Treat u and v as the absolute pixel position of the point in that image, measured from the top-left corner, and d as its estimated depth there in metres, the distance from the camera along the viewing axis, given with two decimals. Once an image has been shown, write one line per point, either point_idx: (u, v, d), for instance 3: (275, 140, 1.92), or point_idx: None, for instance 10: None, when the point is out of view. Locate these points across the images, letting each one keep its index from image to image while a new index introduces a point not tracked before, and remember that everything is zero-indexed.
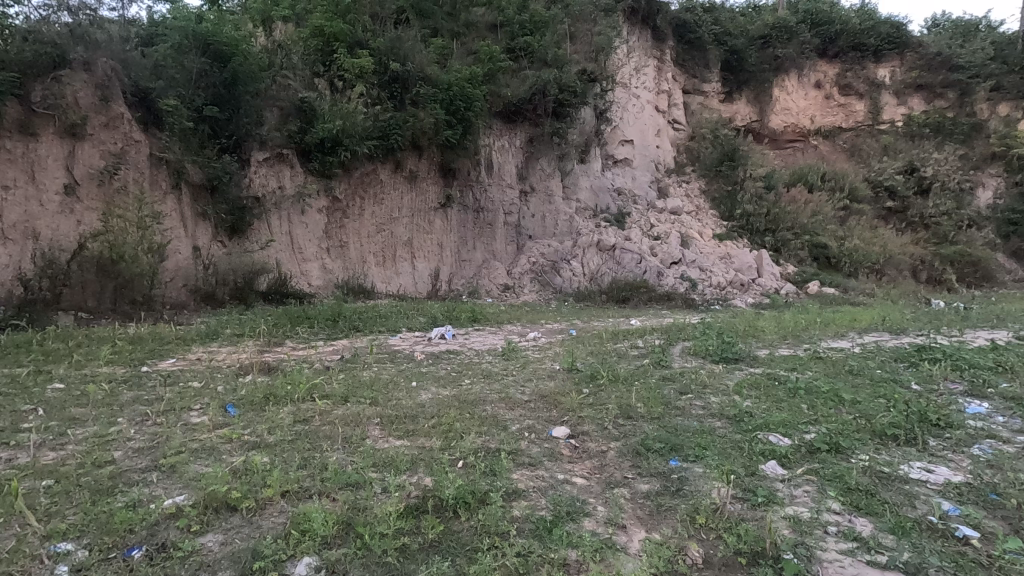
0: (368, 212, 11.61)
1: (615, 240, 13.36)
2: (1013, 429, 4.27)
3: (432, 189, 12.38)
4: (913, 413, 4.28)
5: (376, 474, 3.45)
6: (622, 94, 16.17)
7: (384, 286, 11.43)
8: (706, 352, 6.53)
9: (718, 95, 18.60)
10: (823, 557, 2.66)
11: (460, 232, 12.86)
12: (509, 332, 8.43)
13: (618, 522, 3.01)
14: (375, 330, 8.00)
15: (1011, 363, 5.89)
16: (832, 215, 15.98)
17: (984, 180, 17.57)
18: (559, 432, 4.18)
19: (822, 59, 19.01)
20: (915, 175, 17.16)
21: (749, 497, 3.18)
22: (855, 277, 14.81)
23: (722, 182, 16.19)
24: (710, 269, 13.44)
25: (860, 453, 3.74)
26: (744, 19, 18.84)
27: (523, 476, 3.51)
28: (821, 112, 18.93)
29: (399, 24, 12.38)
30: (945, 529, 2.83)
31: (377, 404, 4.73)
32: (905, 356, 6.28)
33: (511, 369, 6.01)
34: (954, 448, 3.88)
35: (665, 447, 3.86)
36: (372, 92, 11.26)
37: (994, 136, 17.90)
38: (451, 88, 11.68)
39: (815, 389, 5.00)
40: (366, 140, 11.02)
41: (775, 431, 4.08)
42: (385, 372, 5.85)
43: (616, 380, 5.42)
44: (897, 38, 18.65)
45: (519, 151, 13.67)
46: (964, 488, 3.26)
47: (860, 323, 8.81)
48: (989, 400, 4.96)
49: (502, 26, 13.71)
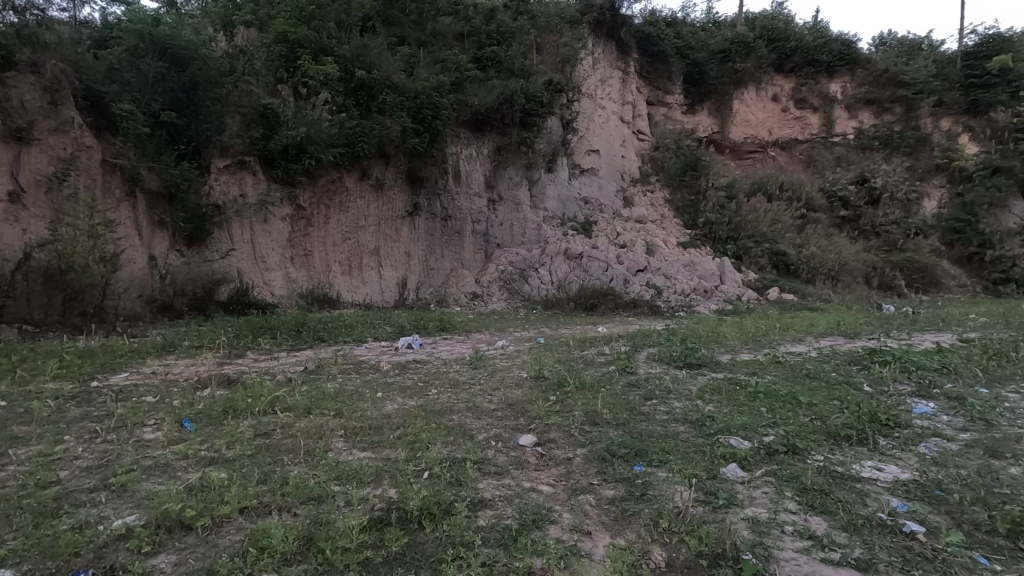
0: (333, 221, 11.48)
1: (582, 248, 13.50)
2: (956, 428, 4.47)
3: (399, 197, 12.29)
4: (865, 414, 4.45)
5: (340, 487, 3.39)
6: (589, 104, 16.42)
7: (350, 295, 11.28)
8: (671, 358, 6.66)
9: (681, 107, 19.11)
10: (780, 556, 2.73)
11: (428, 241, 12.80)
12: (477, 340, 8.41)
13: (582, 529, 3.03)
14: (340, 340, 7.86)
15: (955, 364, 6.19)
16: (790, 223, 16.51)
17: (930, 190, 18.43)
18: (526, 439, 4.18)
19: (778, 74, 19.72)
20: (866, 185, 17.94)
21: (710, 500, 3.25)
22: (812, 283, 15.31)
23: (686, 192, 16.79)
24: (675, 276, 13.68)
25: (815, 453, 3.87)
26: (705, 33, 19.42)
27: (489, 485, 3.50)
28: (778, 124, 19.62)
29: (365, 32, 12.33)
30: (893, 524, 2.94)
31: (341, 416, 4.65)
32: (857, 359, 6.54)
33: (478, 378, 5.99)
34: (902, 447, 4.04)
35: (630, 452, 3.92)
36: (337, 99, 11.19)
37: (938, 148, 18.80)
38: (418, 97, 11.67)
39: (774, 393, 5.15)
40: (331, 147, 10.88)
41: (736, 435, 4.18)
42: (350, 383, 5.74)
43: (582, 387, 5.47)
44: (849, 55, 19.44)
45: (486, 159, 13.69)
46: (910, 485, 3.39)
47: (816, 328, 9.12)
48: (934, 400, 5.19)
49: (469, 36, 13.80)
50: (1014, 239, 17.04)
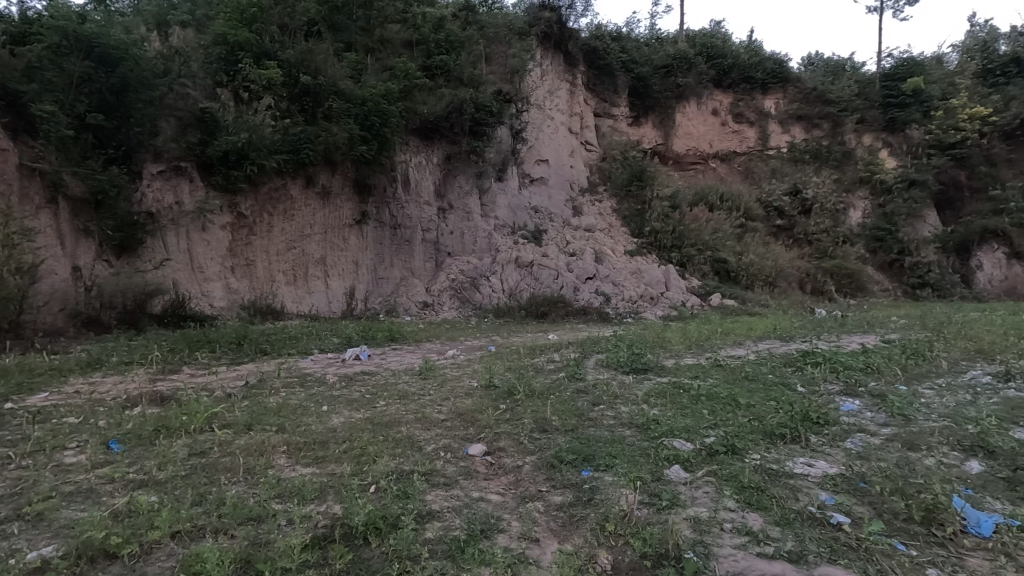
0: (276, 230, 11.16)
1: (532, 256, 13.61)
2: (880, 423, 4.78)
3: (346, 206, 12.07)
4: (798, 413, 4.69)
5: (281, 506, 3.27)
6: (537, 114, 16.67)
7: (294, 306, 10.97)
8: (618, 363, 6.84)
9: (626, 119, 19.71)
10: (719, 553, 2.83)
11: (377, 250, 12.59)
12: (427, 350, 8.34)
13: (531, 536, 3.05)
14: (284, 352, 7.60)
15: (878, 364, 6.63)
16: (730, 231, 17.23)
17: (855, 202, 19.48)
18: (475, 449, 4.17)
19: (718, 89, 20.62)
20: (799, 196, 18.97)
21: (655, 501, 3.35)
22: (752, 289, 15.98)
23: (632, 202, 17.29)
24: (623, 283, 13.97)
25: (752, 452, 4.05)
26: (648, 49, 20.17)
27: (438, 497, 3.47)
28: (718, 137, 20.52)
29: (310, 37, 12.07)
30: (822, 517, 3.10)
31: (284, 432, 4.49)
32: (791, 361, 6.90)
33: (428, 389, 5.92)
34: (831, 443, 4.29)
35: (577, 458, 3.97)
36: (281, 105, 10.88)
37: (862, 162, 20.08)
38: (366, 104, 11.48)
39: (715, 395, 5.36)
40: (274, 154, 10.57)
41: (679, 437, 4.32)
42: (294, 397, 5.56)
43: (533, 395, 5.50)
44: (781, 73, 20.56)
45: (436, 168, 13.64)
46: (838, 479, 3.60)
47: (755, 332, 9.57)
48: (860, 398, 5.53)
49: (417, 44, 13.77)
50: (929, 247, 18.42)
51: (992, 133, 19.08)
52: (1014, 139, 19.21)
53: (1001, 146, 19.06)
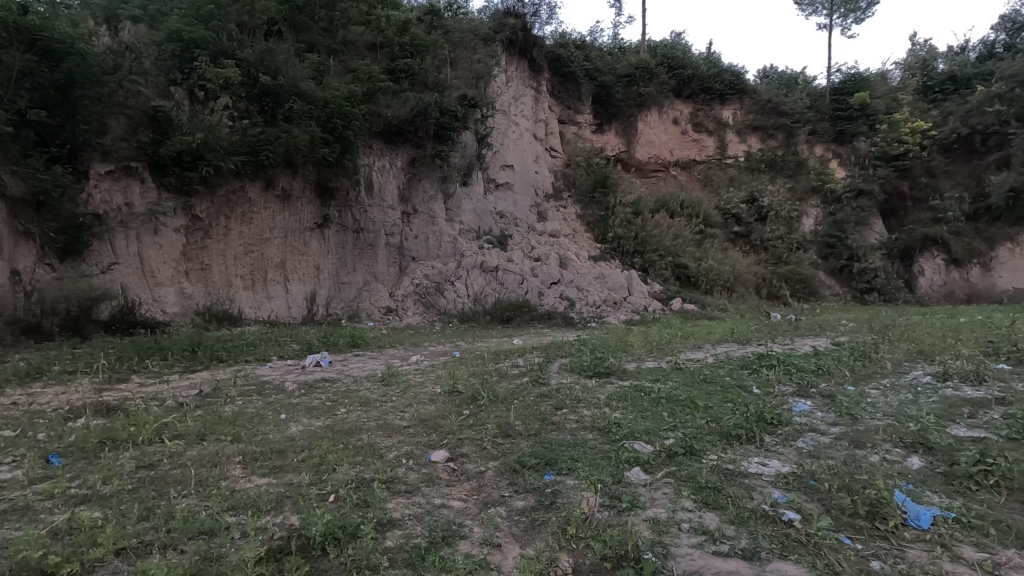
0: (233, 233, 10.85)
1: (497, 261, 13.62)
2: (829, 423, 4.98)
3: (307, 209, 11.85)
4: (753, 414, 4.83)
5: (235, 518, 3.17)
6: (502, 120, 16.72)
7: (252, 311, 10.69)
8: (582, 367, 6.91)
9: (590, 126, 20.01)
10: (677, 553, 2.89)
11: (339, 254, 12.38)
12: (391, 356, 8.25)
13: (492, 541, 3.04)
14: (241, 359, 7.38)
15: (828, 365, 6.91)
16: (690, 237, 17.66)
17: (808, 210, 20.28)
18: (438, 455, 4.14)
19: (678, 99, 21.15)
20: (755, 204, 19.62)
21: (615, 503, 3.39)
22: (711, 293, 16.40)
23: (596, 208, 17.50)
24: (587, 288, 14.12)
25: (710, 453, 4.15)
26: (611, 58, 20.57)
27: (399, 504, 3.42)
28: (678, 145, 21.05)
29: (271, 37, 11.83)
30: (774, 514, 3.21)
31: (239, 442, 4.34)
32: (748, 363, 7.12)
33: (391, 395, 5.84)
34: (784, 442, 4.45)
35: (540, 462, 3.99)
36: (239, 105, 10.57)
37: (814, 172, 20.90)
38: (328, 106, 11.26)
39: (674, 398, 5.48)
40: (232, 155, 10.26)
41: (639, 440, 4.39)
42: (250, 405, 5.39)
43: (496, 400, 5.50)
44: (738, 84, 21.23)
45: (400, 172, 13.52)
46: (790, 477, 3.73)
47: (713, 336, 9.84)
48: (811, 398, 5.75)
49: (381, 47, 13.64)
50: (876, 253, 19.30)
51: (932, 146, 20.25)
52: (951, 152, 20.40)
53: (939, 158, 20.24)
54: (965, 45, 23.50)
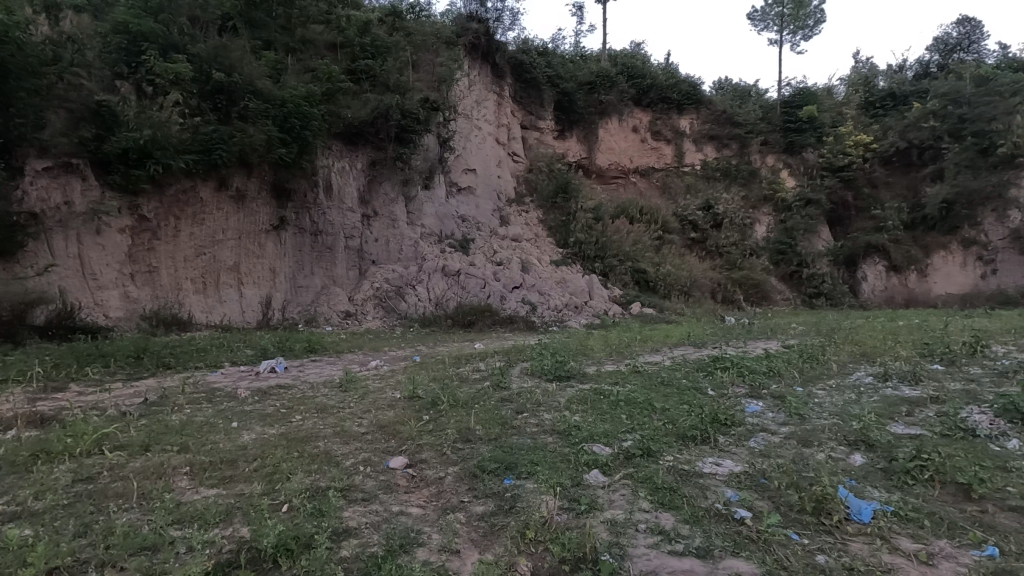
0: (183, 234, 10.44)
1: (459, 265, 13.55)
2: (779, 423, 5.17)
3: (262, 210, 11.51)
4: (708, 416, 4.95)
5: (179, 532, 3.03)
6: (465, 124, 16.69)
7: (203, 316, 10.30)
8: (542, 371, 6.94)
9: (552, 132, 20.27)
10: (633, 553, 2.93)
11: (296, 257, 12.07)
12: (349, 361, 8.09)
13: (451, 548, 3.01)
14: (191, 366, 7.08)
15: (779, 367, 7.17)
16: (649, 243, 18.04)
17: (760, 218, 21.03)
18: (396, 462, 4.08)
19: (638, 107, 21.61)
20: (711, 211, 20.22)
21: (574, 506, 3.42)
22: (669, 297, 16.75)
23: (558, 214, 17.68)
24: (549, 292, 14.19)
25: (666, 454, 4.24)
26: (573, 65, 20.85)
27: (355, 513, 3.35)
28: (638, 153, 21.50)
29: (224, 32, 11.46)
30: (727, 513, 3.30)
31: (187, 452, 4.16)
32: (703, 366, 7.30)
33: (349, 402, 5.72)
34: (737, 443, 4.58)
35: (500, 467, 3.98)
36: (191, 101, 10.14)
37: (766, 181, 21.68)
38: (286, 105, 10.93)
39: (632, 400, 5.56)
40: (182, 153, 9.86)
41: (598, 442, 4.44)
42: (200, 414, 5.18)
43: (457, 405, 5.45)
44: (695, 95, 21.84)
45: (361, 174, 13.33)
46: (741, 476, 3.84)
47: (671, 339, 10.06)
48: (763, 399, 5.95)
49: (342, 47, 13.45)
50: (823, 260, 20.15)
51: (873, 158, 21.35)
52: (891, 164, 21.56)
53: (880, 170, 21.36)
54: (903, 64, 24.94)
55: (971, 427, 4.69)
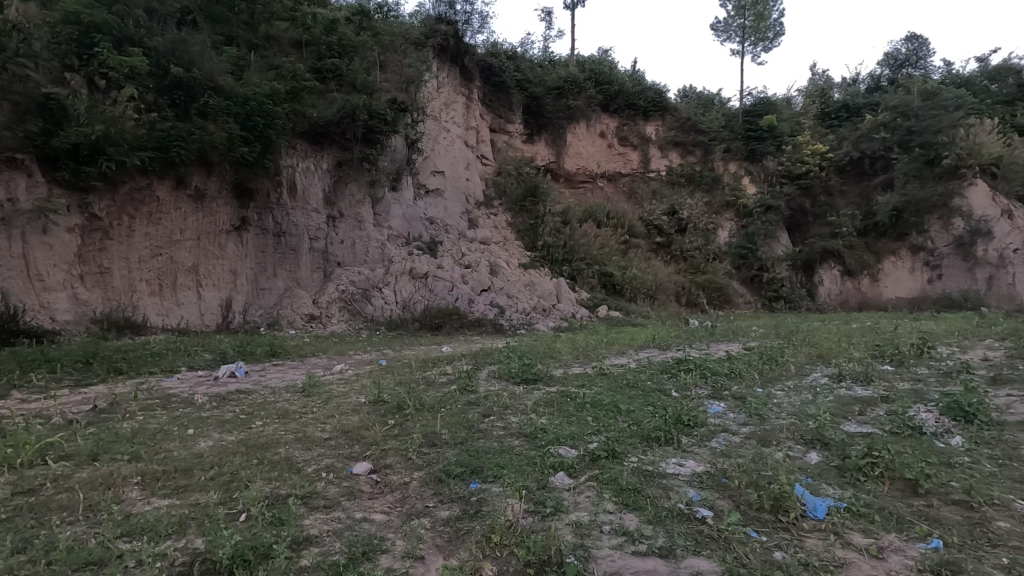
0: (138, 234, 10.06)
1: (427, 268, 13.45)
2: (740, 423, 5.30)
3: (223, 210, 11.19)
4: (672, 417, 5.04)
5: (128, 546, 2.90)
6: (433, 126, 16.59)
7: (159, 319, 9.94)
8: (509, 374, 6.94)
9: (520, 136, 20.39)
10: (598, 554, 2.95)
11: (258, 259, 11.76)
12: (313, 365, 7.92)
13: (415, 554, 2.97)
14: (144, 371, 6.80)
15: (740, 369, 7.36)
16: (615, 247, 18.28)
17: (723, 223, 21.56)
18: (360, 467, 4.01)
19: (605, 113, 21.91)
20: (675, 216, 20.63)
21: (539, 509, 3.42)
22: (635, 301, 16.98)
23: (526, 217, 17.74)
24: (517, 296, 14.21)
25: (630, 455, 4.29)
26: (542, 70, 21.00)
27: (316, 521, 3.27)
28: (605, 158, 21.82)
29: (183, 26, 11.10)
30: (689, 512, 3.36)
31: (139, 461, 3.99)
32: (667, 368, 7.42)
33: (312, 407, 5.59)
34: (699, 443, 4.67)
35: (466, 471, 3.96)
36: (147, 97, 9.77)
37: (729, 187, 22.26)
38: (248, 103, 10.60)
39: (599, 402, 5.62)
40: (137, 150, 9.52)
41: (564, 444, 4.46)
42: (154, 420, 4.98)
43: (423, 409, 5.39)
44: (661, 102, 22.27)
45: (326, 174, 13.10)
46: (703, 476, 3.92)
47: (636, 342, 10.20)
48: (725, 400, 6.09)
49: (307, 45, 13.20)
50: (782, 264, 20.79)
51: (829, 167, 22.18)
52: (845, 173, 22.44)
53: (835, 178, 22.19)
54: (856, 77, 26.02)
55: (919, 425, 4.90)
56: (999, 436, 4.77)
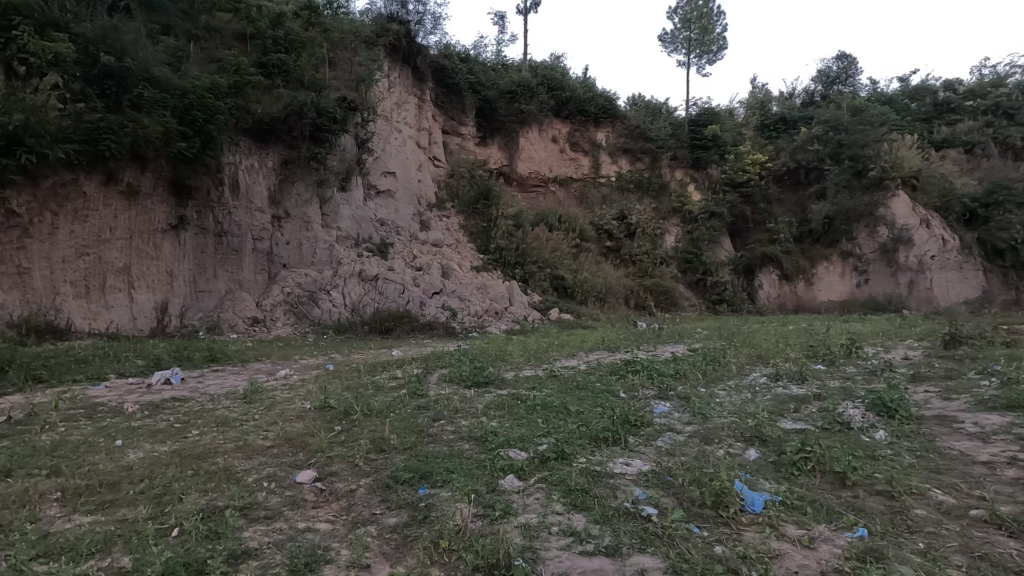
0: (62, 232, 9.41)
1: (377, 270, 13.19)
2: (684, 422, 5.46)
3: (158, 208, 10.62)
4: (620, 417, 5.14)
5: (44, 568, 2.70)
6: (384, 126, 16.33)
7: (86, 323, 9.35)
8: (460, 377, 6.90)
9: (473, 138, 20.39)
10: (546, 556, 2.97)
11: (197, 260, 11.23)
12: (256, 370, 7.64)
13: (361, 563, 2.90)
14: (68, 379, 6.35)
15: (685, 370, 7.61)
16: (567, 250, 18.52)
17: (670, 228, 22.22)
18: (304, 476, 3.88)
19: (557, 118, 22.19)
20: (625, 221, 21.11)
21: (488, 512, 3.41)
22: (586, 303, 17.24)
23: (478, 219, 17.72)
24: (469, 299, 14.14)
25: (579, 456, 4.35)
26: (494, 73, 21.11)
27: (257, 533, 3.15)
28: (557, 162, 22.09)
29: (115, 13, 10.52)
30: (635, 511, 3.43)
31: (59, 476, 3.71)
32: (615, 369, 7.59)
33: (253, 413, 5.37)
34: (646, 442, 4.79)
35: (415, 476, 3.90)
36: (74, 86, 9.16)
37: (676, 193, 22.97)
38: (187, 96, 10.09)
39: (549, 404, 5.67)
40: (61, 143, 8.90)
41: (515, 447, 4.46)
42: (77, 432, 4.64)
43: (371, 414, 5.28)
44: (611, 109, 22.78)
45: (271, 172, 12.67)
46: (649, 475, 4.02)
47: (586, 344, 10.36)
48: (671, 400, 6.26)
49: (252, 38, 12.75)
50: (725, 268, 21.65)
51: (768, 176, 23.27)
52: (782, 182, 23.60)
53: (774, 187, 23.30)
54: (793, 91, 27.43)
55: (847, 420, 5.20)
56: (917, 429, 5.13)
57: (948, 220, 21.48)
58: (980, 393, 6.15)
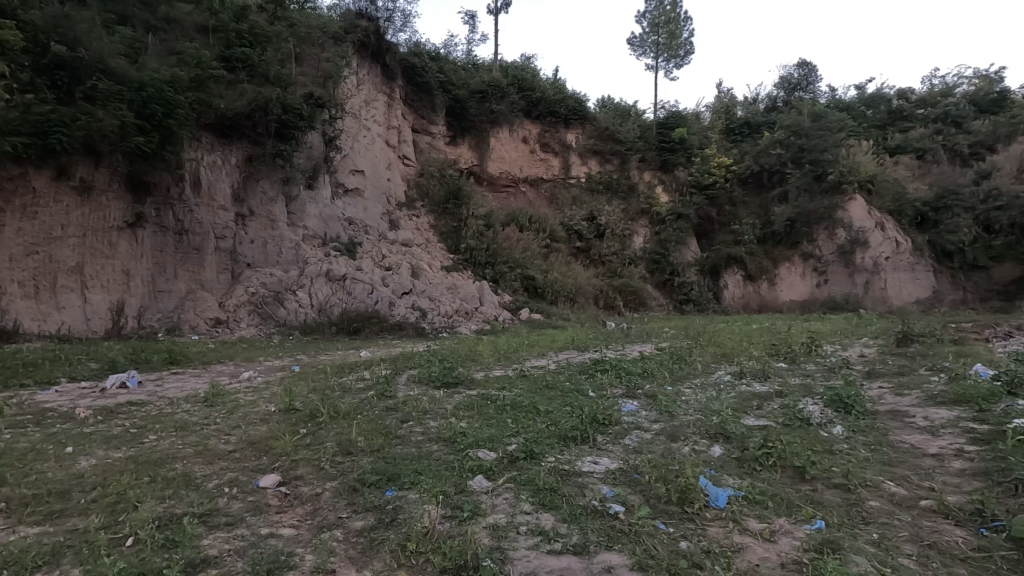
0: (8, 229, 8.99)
1: (345, 269, 12.95)
2: (651, 420, 5.54)
3: (113, 205, 10.23)
4: (588, 417, 5.18)
5: None
6: (352, 123, 16.06)
7: (36, 325, 8.96)
8: (430, 378, 6.85)
9: (443, 138, 20.27)
10: (514, 556, 2.97)
11: (155, 259, 10.85)
12: (218, 372, 7.42)
13: (325, 568, 2.85)
14: (15, 384, 6.04)
15: (653, 368, 7.72)
16: (537, 250, 18.58)
17: (638, 229, 22.53)
18: (267, 480, 3.78)
19: (527, 119, 22.21)
20: (594, 222, 21.32)
21: (457, 513, 3.39)
22: (556, 303, 17.31)
23: (448, 219, 17.60)
24: (439, 299, 14.02)
25: (548, 456, 4.36)
26: (464, 73, 21.02)
27: (217, 540, 3.05)
28: (528, 163, 22.12)
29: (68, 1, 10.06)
30: (603, 509, 3.46)
31: (4, 486, 3.55)
32: (585, 369, 7.64)
33: (214, 417, 5.21)
34: (614, 441, 4.84)
35: (382, 479, 3.85)
36: (22, 75, 8.71)
37: (644, 195, 23.29)
38: (145, 89, 9.64)
39: (519, 404, 5.67)
40: (8, 135, 8.52)
41: (484, 447, 4.46)
42: (23, 439, 4.41)
43: (337, 416, 5.19)
44: (581, 111, 22.95)
45: (234, 169, 12.35)
46: (617, 474, 4.06)
47: (556, 344, 10.40)
48: (639, 399, 6.33)
49: (214, 31, 12.39)
50: (691, 269, 22.08)
51: (733, 179, 23.82)
52: (747, 185, 24.17)
53: (738, 190, 23.85)
54: (756, 96, 28.15)
55: (807, 416, 5.36)
56: (872, 424, 5.33)
57: (901, 223, 22.40)
58: (931, 389, 6.42)
